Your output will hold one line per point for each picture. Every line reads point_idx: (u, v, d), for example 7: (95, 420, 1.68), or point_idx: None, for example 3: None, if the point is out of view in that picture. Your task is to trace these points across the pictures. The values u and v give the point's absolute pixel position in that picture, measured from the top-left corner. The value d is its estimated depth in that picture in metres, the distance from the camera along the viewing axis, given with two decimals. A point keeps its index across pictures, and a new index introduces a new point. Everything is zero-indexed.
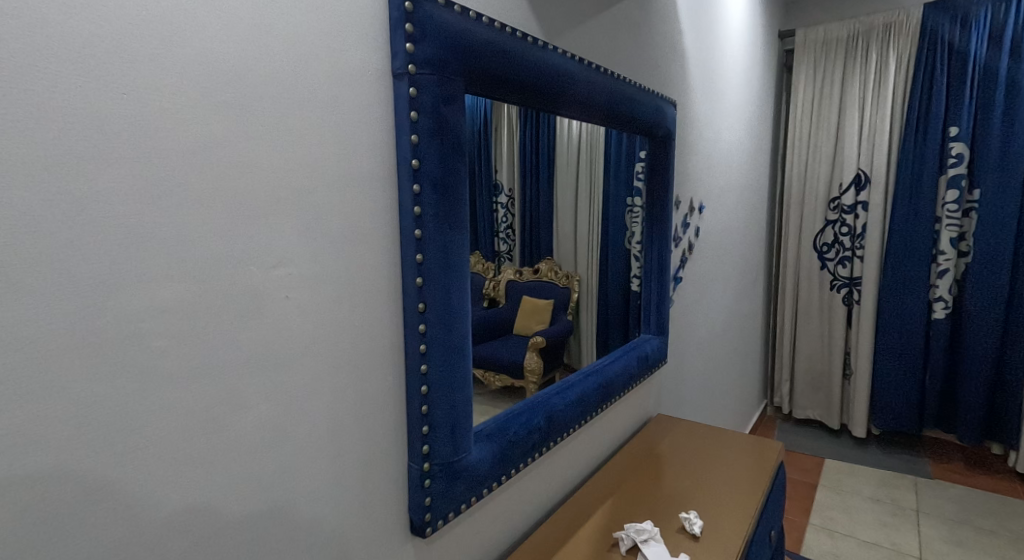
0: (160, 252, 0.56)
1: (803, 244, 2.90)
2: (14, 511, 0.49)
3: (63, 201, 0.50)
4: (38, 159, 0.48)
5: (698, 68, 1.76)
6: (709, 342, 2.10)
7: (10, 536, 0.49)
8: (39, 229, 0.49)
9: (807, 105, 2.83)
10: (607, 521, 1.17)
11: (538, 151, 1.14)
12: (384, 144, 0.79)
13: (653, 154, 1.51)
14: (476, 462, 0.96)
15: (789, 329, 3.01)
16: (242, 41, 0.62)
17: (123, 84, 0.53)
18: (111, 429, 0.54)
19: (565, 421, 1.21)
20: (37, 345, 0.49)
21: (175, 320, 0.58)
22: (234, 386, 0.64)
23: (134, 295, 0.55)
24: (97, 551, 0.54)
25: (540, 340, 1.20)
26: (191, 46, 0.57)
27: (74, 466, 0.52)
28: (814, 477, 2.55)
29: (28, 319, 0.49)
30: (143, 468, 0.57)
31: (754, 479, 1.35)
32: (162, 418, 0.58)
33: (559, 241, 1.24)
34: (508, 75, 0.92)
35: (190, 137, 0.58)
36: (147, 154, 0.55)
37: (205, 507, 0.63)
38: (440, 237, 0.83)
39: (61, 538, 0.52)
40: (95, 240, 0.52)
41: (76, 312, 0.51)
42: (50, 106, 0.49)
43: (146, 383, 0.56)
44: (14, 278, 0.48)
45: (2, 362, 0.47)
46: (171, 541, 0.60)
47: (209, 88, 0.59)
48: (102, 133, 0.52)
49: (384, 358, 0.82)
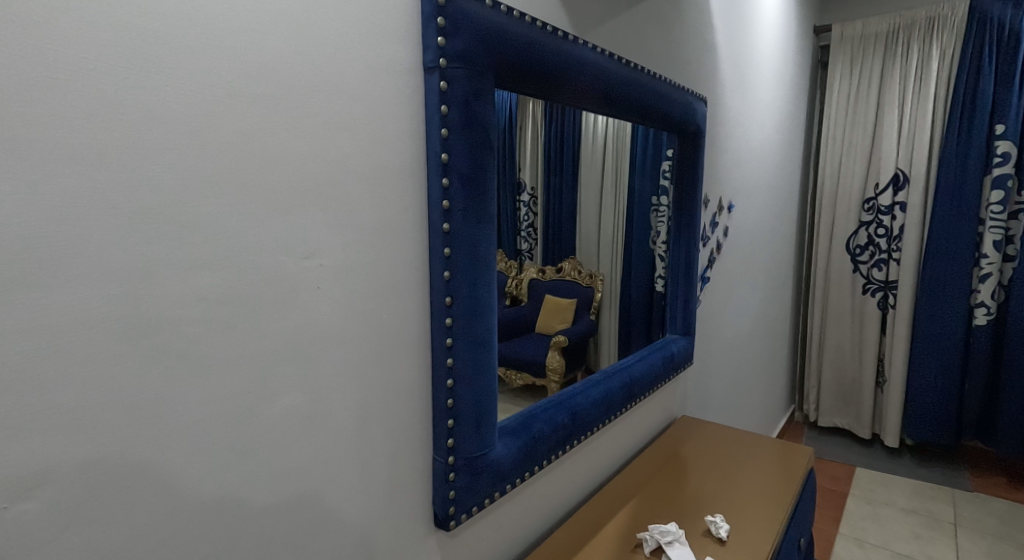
0: (198, 244, 0.59)
1: (835, 246, 2.80)
2: (58, 488, 0.52)
3: (111, 194, 0.52)
4: (90, 151, 0.51)
5: (730, 65, 1.73)
6: (736, 344, 2.06)
7: (54, 512, 0.52)
8: (85, 217, 0.51)
9: (842, 101, 2.73)
10: (631, 522, 1.16)
11: (563, 149, 1.13)
12: (413, 138, 0.80)
13: (681, 152, 1.48)
14: (500, 457, 0.97)
15: (818, 334, 2.93)
16: (280, 36, 0.64)
17: (165, 81, 0.55)
18: (148, 414, 0.57)
19: (590, 420, 1.20)
20: (83, 330, 0.52)
21: (210, 309, 0.60)
22: (265, 373, 0.66)
23: (171, 286, 0.57)
24: (135, 530, 0.57)
25: (563, 339, 1.20)
26: (228, 46, 0.59)
27: (116, 447, 0.55)
28: (844, 486, 2.48)
29: (76, 303, 0.52)
30: (179, 449, 0.60)
31: (783, 484, 1.32)
32: (198, 403, 0.61)
33: (581, 239, 1.23)
34: (538, 69, 0.91)
35: (228, 130, 0.60)
36: (189, 149, 0.57)
37: (236, 491, 0.65)
38: (467, 232, 0.84)
39: (102, 514, 0.55)
40: (134, 233, 0.54)
41: (119, 297, 0.54)
42: (98, 103, 0.51)
43: (182, 368, 0.59)
44: (64, 265, 0.51)
45: (53, 342, 0.51)
46: (204, 521, 0.62)
47: (245, 86, 0.61)
48: (148, 127, 0.54)
49: (412, 351, 0.84)
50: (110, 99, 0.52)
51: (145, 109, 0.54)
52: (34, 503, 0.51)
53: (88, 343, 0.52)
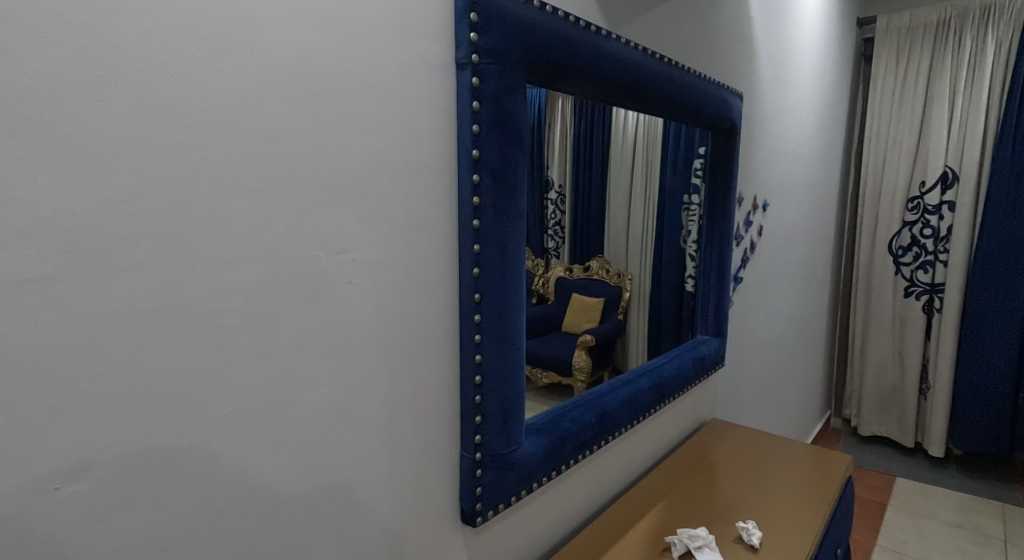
0: (238, 238, 0.60)
1: (877, 247, 2.70)
2: (106, 472, 0.53)
3: (156, 188, 0.53)
4: (138, 146, 0.52)
5: (768, 60, 1.67)
6: (769, 349, 2.00)
7: (101, 495, 0.53)
8: (131, 210, 0.52)
9: (888, 95, 2.62)
10: (659, 525, 1.14)
11: (592, 146, 1.12)
12: (444, 134, 0.79)
13: (714, 148, 1.44)
14: (528, 454, 0.96)
15: (859, 337, 2.83)
16: (316, 33, 0.64)
17: (207, 80, 0.56)
18: (188, 403, 0.58)
19: (618, 420, 1.19)
20: (129, 323, 0.53)
21: (246, 301, 0.61)
22: (299, 366, 0.67)
23: (210, 279, 0.58)
24: (174, 515, 0.58)
25: (590, 338, 1.19)
26: (268, 44, 0.60)
27: (157, 434, 0.56)
28: (882, 496, 2.39)
29: (121, 295, 0.52)
30: (217, 438, 0.61)
31: (817, 491, 1.28)
32: (233, 395, 0.61)
33: (610, 237, 1.21)
34: (570, 65, 0.90)
35: (266, 128, 0.61)
36: (228, 146, 0.58)
37: (270, 480, 0.66)
38: (497, 229, 0.83)
39: (142, 500, 0.56)
40: (176, 224, 0.55)
41: (162, 289, 0.55)
42: (146, 102, 0.52)
43: (220, 360, 0.60)
44: (110, 258, 0.51)
45: (100, 332, 0.52)
46: (239, 509, 0.63)
47: (283, 84, 0.62)
48: (192, 124, 0.55)
49: (440, 347, 0.84)
50: (157, 98, 0.53)
51: (188, 106, 0.55)
52: (83, 485, 0.52)
53: (133, 333, 0.54)
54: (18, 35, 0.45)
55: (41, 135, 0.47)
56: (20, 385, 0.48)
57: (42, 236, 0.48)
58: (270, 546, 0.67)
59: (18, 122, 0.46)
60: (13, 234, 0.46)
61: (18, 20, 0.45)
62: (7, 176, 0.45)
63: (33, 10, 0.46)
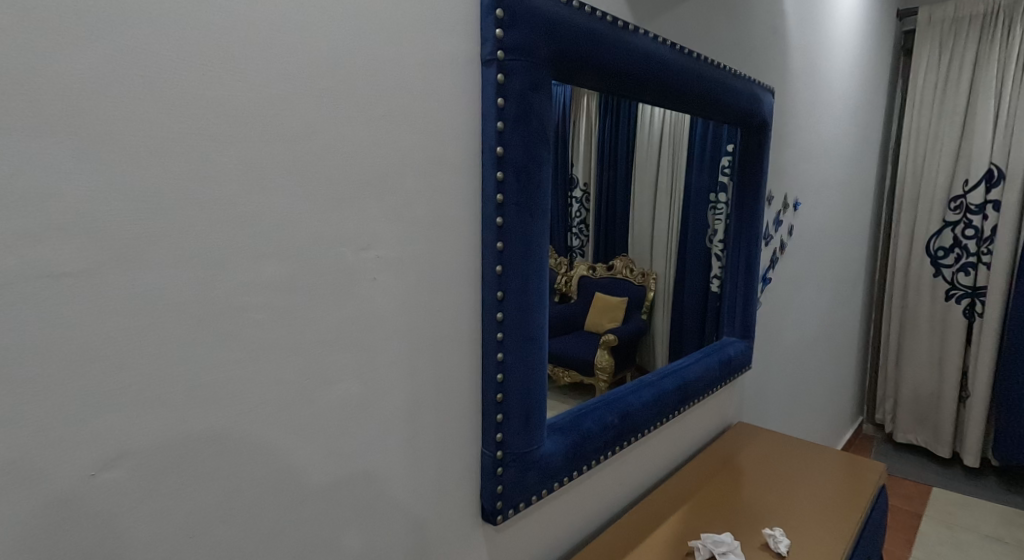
0: (265, 232, 0.60)
1: (915, 248, 2.62)
2: (139, 460, 0.54)
3: (186, 182, 0.53)
4: (171, 141, 0.52)
5: (801, 55, 1.63)
6: (798, 352, 1.95)
7: (133, 483, 0.54)
8: (163, 203, 0.52)
9: (929, 90, 2.53)
10: (682, 529, 1.12)
11: (617, 142, 1.10)
12: (468, 130, 0.79)
13: (745, 146, 1.41)
14: (549, 454, 0.95)
15: (894, 340, 2.75)
16: (343, 30, 0.64)
17: (237, 76, 0.56)
18: (215, 395, 0.58)
19: (641, 422, 1.17)
20: (159, 316, 0.53)
21: (272, 296, 0.61)
22: (324, 362, 0.67)
23: (238, 274, 0.58)
24: (200, 505, 0.59)
25: (612, 337, 1.17)
26: (294, 41, 0.60)
27: (186, 426, 0.56)
28: (917, 506, 2.33)
29: (153, 288, 0.53)
30: (243, 431, 0.61)
31: (848, 501, 1.24)
32: (259, 389, 0.61)
33: (635, 236, 1.19)
34: (597, 61, 0.88)
35: (293, 125, 0.60)
36: (255, 140, 0.58)
37: (294, 472, 0.66)
38: (521, 226, 0.82)
39: (171, 490, 0.56)
40: (205, 218, 0.55)
41: (191, 282, 0.55)
42: (179, 98, 0.52)
43: (246, 354, 0.60)
44: (141, 249, 0.51)
45: (133, 324, 0.52)
46: (265, 499, 0.64)
47: (308, 79, 0.61)
48: (223, 119, 0.55)
49: (462, 344, 0.83)
50: (190, 94, 0.53)
51: (220, 102, 0.55)
52: (118, 472, 0.53)
53: (163, 325, 0.54)
54: (52, 33, 0.45)
55: (77, 131, 0.47)
56: (57, 374, 0.48)
57: (78, 229, 0.48)
58: (294, 538, 0.67)
59: (57, 117, 0.46)
60: (52, 228, 0.47)
61: (56, 18, 0.45)
62: (43, 172, 0.46)
63: (68, 8, 0.46)
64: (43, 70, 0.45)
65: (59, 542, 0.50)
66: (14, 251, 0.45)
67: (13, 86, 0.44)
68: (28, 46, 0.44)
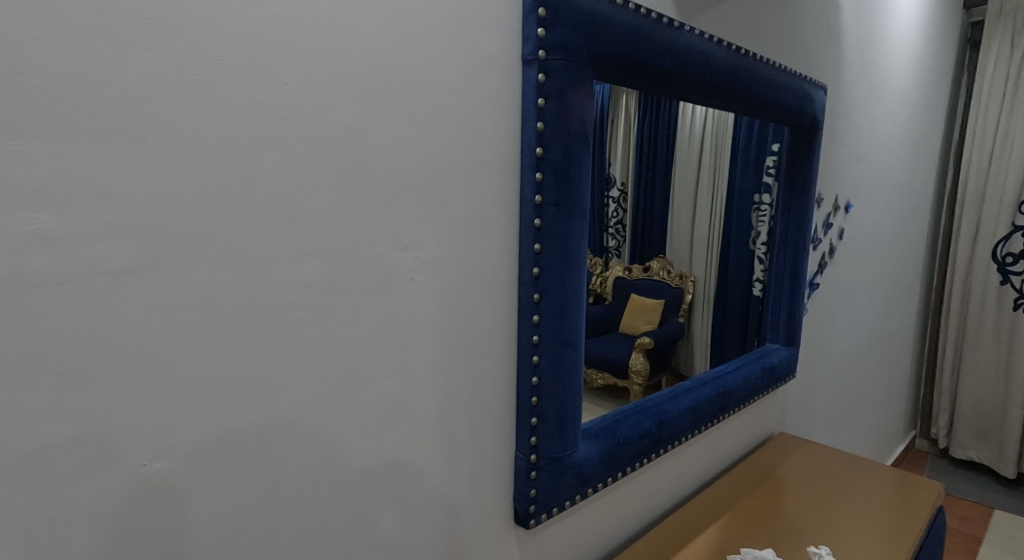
0: (307, 232, 0.59)
1: (979, 254, 2.49)
2: (187, 451, 0.54)
3: (233, 181, 0.53)
4: (221, 140, 0.52)
5: (856, 50, 1.56)
6: (847, 360, 1.88)
7: (181, 474, 0.54)
8: (211, 202, 0.52)
9: (998, 86, 2.40)
10: (722, 541, 1.09)
11: (656, 142, 1.07)
12: (509, 130, 0.77)
13: (794, 145, 1.36)
14: (584, 459, 0.93)
15: (953, 349, 2.64)
16: (387, 32, 0.63)
17: (282, 79, 0.55)
18: (257, 390, 0.58)
19: (679, 429, 1.13)
20: (207, 313, 0.54)
21: (314, 293, 0.61)
22: (363, 361, 0.66)
23: (282, 272, 0.58)
24: (242, 498, 0.59)
25: (647, 340, 1.14)
26: (336, 42, 0.59)
27: (229, 421, 0.57)
28: (977, 528, 2.22)
29: (200, 284, 0.53)
30: (282, 427, 0.61)
31: (900, 523, 1.18)
32: (298, 387, 0.61)
33: (673, 238, 1.16)
34: (640, 60, 0.86)
35: (335, 126, 0.60)
36: (302, 142, 0.58)
37: (334, 469, 0.66)
38: (560, 228, 0.80)
39: (213, 483, 0.57)
40: (251, 217, 0.55)
41: (238, 280, 0.55)
42: (229, 100, 0.52)
43: (289, 352, 0.60)
44: (189, 243, 0.52)
45: (184, 319, 0.52)
46: (304, 495, 0.64)
47: (350, 80, 0.61)
48: (269, 119, 0.55)
49: (498, 346, 0.82)
50: (239, 96, 0.53)
51: (267, 106, 0.55)
52: (167, 463, 0.53)
53: (212, 321, 0.54)
54: (111, 39, 0.46)
55: (131, 132, 0.47)
56: (112, 368, 0.49)
57: (134, 226, 0.49)
58: (332, 534, 0.67)
59: (116, 116, 0.47)
60: (110, 226, 0.47)
61: (113, 20, 0.46)
62: (102, 170, 0.46)
63: (124, 11, 0.46)
64: (102, 71, 0.46)
65: (109, 531, 0.51)
66: (73, 249, 0.46)
67: (77, 86, 0.45)
68: (89, 45, 0.45)
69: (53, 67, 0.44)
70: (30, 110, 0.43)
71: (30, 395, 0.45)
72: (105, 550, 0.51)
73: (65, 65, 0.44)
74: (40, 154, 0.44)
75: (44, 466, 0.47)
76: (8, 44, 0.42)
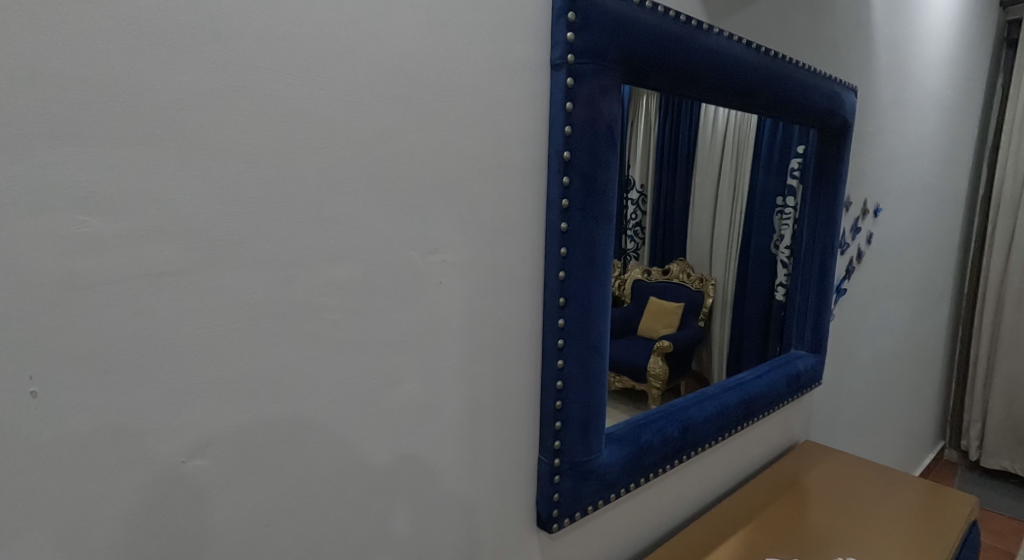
0: (339, 235, 0.60)
1: (1014, 260, 2.43)
2: (223, 450, 0.55)
3: (269, 184, 0.54)
4: (259, 145, 0.53)
5: (888, 52, 1.53)
6: (875, 366, 1.85)
7: (218, 471, 0.55)
8: (249, 204, 0.53)
9: None
10: (747, 549, 1.08)
11: (678, 145, 1.06)
12: (536, 134, 0.77)
13: (822, 148, 1.34)
14: (607, 464, 0.92)
15: (985, 357, 2.58)
16: (419, 38, 0.63)
17: (316, 85, 0.56)
18: (291, 391, 0.59)
19: (702, 435, 1.12)
20: (243, 314, 0.54)
21: (345, 296, 0.61)
22: (391, 364, 0.67)
23: (314, 275, 0.59)
24: (274, 496, 0.60)
25: (666, 344, 1.13)
26: (369, 48, 0.59)
27: (264, 420, 0.57)
28: (1009, 543, 2.16)
29: (237, 286, 0.53)
30: (313, 427, 0.61)
31: (930, 536, 1.16)
32: (328, 389, 0.62)
33: (694, 241, 1.15)
34: (667, 63, 0.85)
35: (367, 131, 0.60)
36: (335, 147, 0.58)
37: (363, 469, 0.66)
38: (587, 231, 0.79)
39: (248, 481, 0.57)
40: (286, 220, 0.56)
41: (273, 281, 0.56)
42: (267, 106, 0.53)
43: (321, 355, 0.60)
44: (228, 244, 0.52)
45: (222, 320, 0.53)
46: (334, 494, 0.64)
47: (382, 86, 0.61)
48: (304, 124, 0.56)
49: (523, 349, 0.81)
50: (276, 102, 0.53)
51: (302, 111, 0.55)
52: (205, 460, 0.54)
53: (248, 323, 0.55)
54: (157, 46, 0.47)
55: (175, 136, 0.48)
56: (156, 368, 0.50)
57: (176, 229, 0.49)
58: (361, 533, 0.68)
59: (161, 120, 0.47)
60: (154, 229, 0.48)
61: (158, 27, 0.47)
62: (147, 174, 0.47)
63: (168, 20, 0.47)
64: (148, 77, 0.46)
65: (148, 527, 0.52)
66: (121, 250, 0.47)
67: (125, 91, 0.46)
68: (136, 51, 0.46)
69: (103, 72, 0.44)
70: (80, 114, 0.44)
71: (78, 392, 0.47)
72: (146, 544, 0.52)
73: (116, 70, 0.45)
74: (89, 159, 0.45)
75: (89, 461, 0.48)
76: (64, 51, 0.43)
